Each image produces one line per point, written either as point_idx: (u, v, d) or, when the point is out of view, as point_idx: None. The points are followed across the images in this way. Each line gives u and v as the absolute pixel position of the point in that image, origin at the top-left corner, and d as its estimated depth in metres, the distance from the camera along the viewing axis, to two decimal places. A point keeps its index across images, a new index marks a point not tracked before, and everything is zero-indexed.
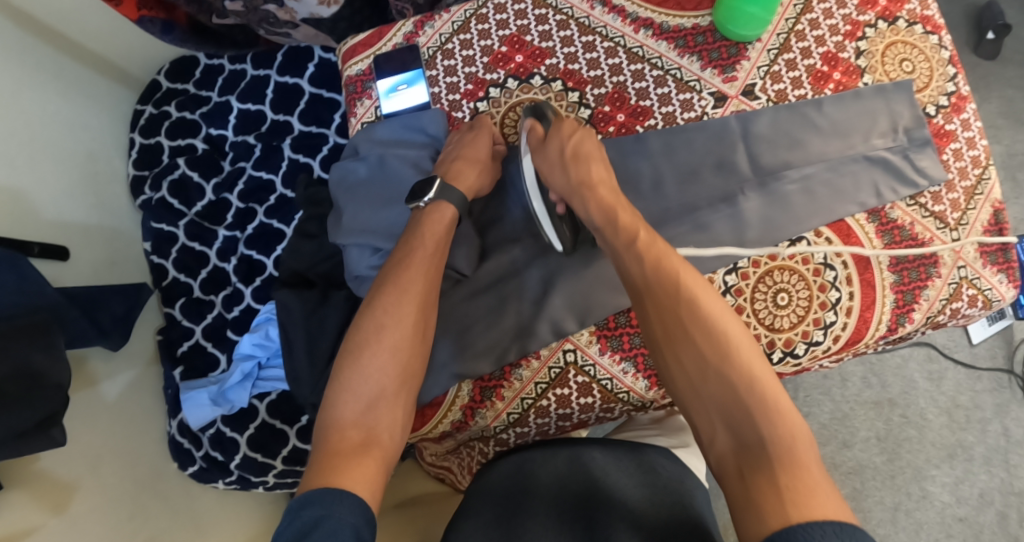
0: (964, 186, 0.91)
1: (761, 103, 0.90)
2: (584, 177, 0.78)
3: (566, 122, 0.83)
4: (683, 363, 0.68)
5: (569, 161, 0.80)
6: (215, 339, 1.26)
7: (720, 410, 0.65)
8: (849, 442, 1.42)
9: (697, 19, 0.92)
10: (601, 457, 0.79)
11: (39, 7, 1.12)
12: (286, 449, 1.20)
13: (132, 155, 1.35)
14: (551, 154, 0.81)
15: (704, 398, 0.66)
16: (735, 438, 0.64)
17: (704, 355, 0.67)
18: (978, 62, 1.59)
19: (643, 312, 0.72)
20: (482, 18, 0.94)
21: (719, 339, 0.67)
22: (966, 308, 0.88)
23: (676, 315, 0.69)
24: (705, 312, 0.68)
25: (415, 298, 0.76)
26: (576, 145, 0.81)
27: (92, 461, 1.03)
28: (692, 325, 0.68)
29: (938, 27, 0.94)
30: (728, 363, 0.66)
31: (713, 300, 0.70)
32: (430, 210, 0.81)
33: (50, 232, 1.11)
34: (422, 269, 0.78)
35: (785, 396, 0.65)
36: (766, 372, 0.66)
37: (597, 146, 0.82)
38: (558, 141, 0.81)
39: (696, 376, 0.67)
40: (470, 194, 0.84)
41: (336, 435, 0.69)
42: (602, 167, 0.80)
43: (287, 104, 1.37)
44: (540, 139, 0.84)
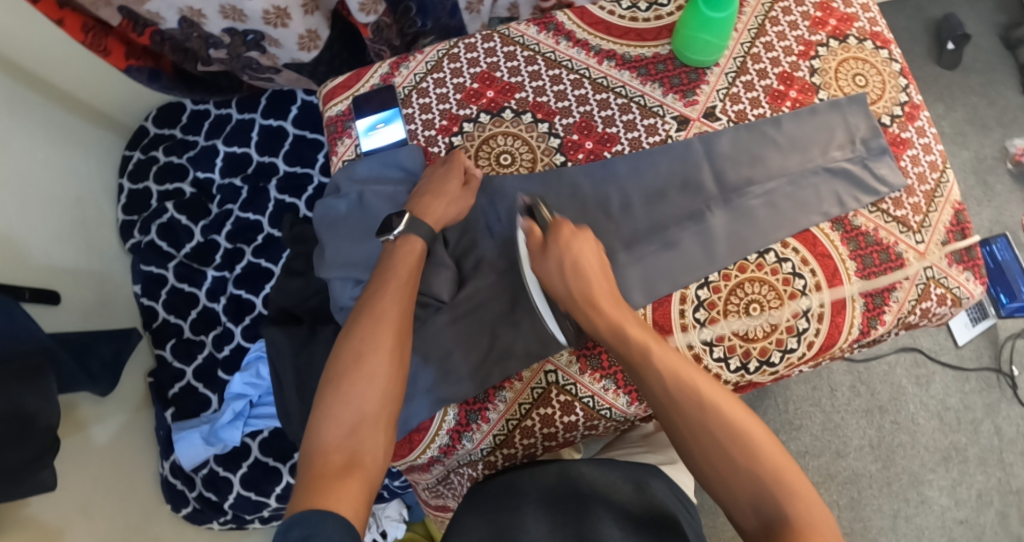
0: (924, 190, 0.94)
1: (722, 123, 0.95)
2: (587, 291, 0.79)
3: (563, 227, 0.80)
4: (707, 459, 0.68)
5: (569, 275, 0.79)
6: (206, 380, 1.29)
7: (749, 502, 0.65)
8: (842, 452, 1.43)
9: (657, 48, 0.97)
10: (588, 471, 0.83)
11: (30, 62, 1.18)
12: (280, 486, 1.23)
13: (121, 201, 1.39)
14: (551, 266, 0.80)
15: (730, 493, 0.66)
16: (765, 523, 0.64)
17: (728, 451, 0.67)
18: (941, 72, 1.65)
19: (664, 417, 0.71)
20: (454, 57, 0.98)
21: (739, 431, 0.67)
22: (936, 307, 0.91)
23: (695, 414, 0.69)
24: (722, 408, 0.69)
25: (391, 325, 0.79)
26: (574, 258, 0.79)
27: (83, 503, 1.07)
28: (713, 424, 0.68)
29: (887, 42, 0.99)
30: (754, 457, 0.66)
31: (713, 385, 0.71)
32: (401, 243, 0.85)
33: (42, 278, 1.15)
34: (397, 297, 0.81)
35: (800, 475, 0.65)
36: (786, 457, 0.66)
37: (596, 251, 0.81)
38: (556, 252, 0.80)
39: (716, 461, 0.67)
40: (438, 226, 0.88)
41: (321, 458, 0.71)
42: (601, 278, 0.80)
43: (272, 146, 1.41)
44: (537, 245, 0.81)
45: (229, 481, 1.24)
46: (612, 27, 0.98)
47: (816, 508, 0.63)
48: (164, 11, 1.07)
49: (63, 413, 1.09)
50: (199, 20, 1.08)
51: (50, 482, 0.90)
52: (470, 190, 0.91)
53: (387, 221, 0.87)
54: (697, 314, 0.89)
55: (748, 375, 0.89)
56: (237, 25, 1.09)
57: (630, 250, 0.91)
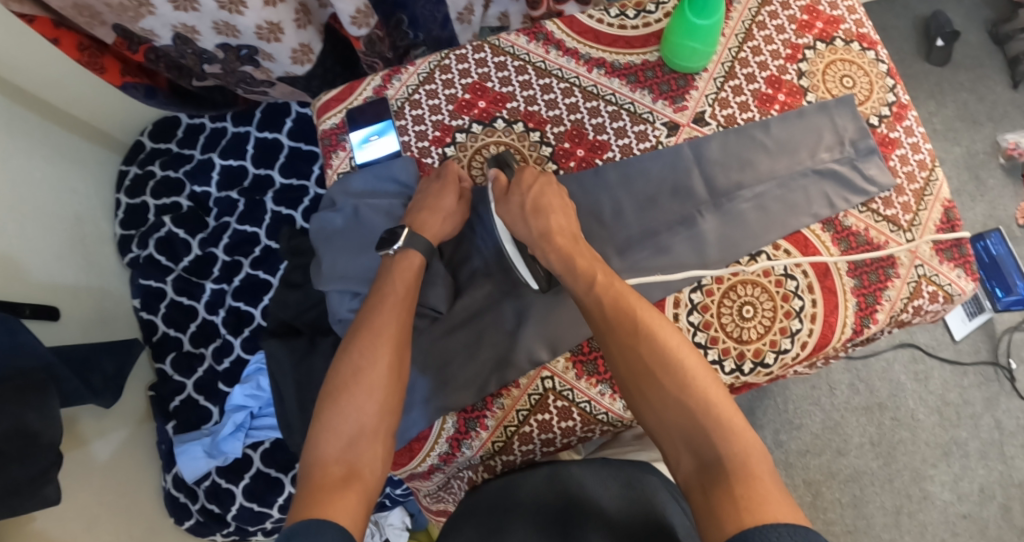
0: (913, 189, 0.95)
1: (711, 128, 0.96)
2: (546, 228, 0.83)
3: (526, 172, 0.88)
4: (646, 397, 0.71)
5: (529, 214, 0.85)
6: (206, 392, 1.31)
7: (684, 439, 0.67)
8: (843, 450, 1.43)
9: (645, 55, 0.98)
10: (578, 471, 0.83)
11: (26, 81, 1.19)
12: (282, 497, 1.24)
13: (118, 216, 1.40)
14: (512, 207, 0.86)
15: (666, 430, 0.69)
16: (698, 460, 0.66)
17: (666, 389, 0.70)
18: (931, 69, 1.66)
19: (609, 353, 0.74)
20: (445, 68, 0.99)
21: (680, 370, 0.70)
22: (928, 305, 0.92)
23: (636, 351, 0.72)
24: (664, 347, 0.72)
25: (389, 339, 0.80)
26: (537, 197, 0.86)
27: (86, 519, 1.07)
28: (653, 360, 0.71)
29: (873, 43, 1.00)
30: (692, 394, 0.69)
31: (659, 325, 0.74)
32: (399, 257, 0.86)
33: (42, 294, 1.16)
34: (394, 311, 0.82)
35: (736, 412, 0.68)
36: (726, 398, 0.69)
37: (558, 196, 0.87)
38: (519, 194, 0.86)
39: (651, 394, 0.70)
40: (436, 241, 0.89)
41: (320, 470, 0.72)
42: (561, 219, 0.85)
43: (267, 159, 1.42)
44: (503, 190, 0.88)
45: (231, 493, 1.25)
46: (601, 36, 0.99)
47: (752, 449, 0.65)
48: (157, 29, 1.07)
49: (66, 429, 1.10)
50: (193, 37, 1.09)
51: (54, 497, 0.91)
52: (464, 202, 0.92)
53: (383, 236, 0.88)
54: (690, 318, 0.90)
55: (743, 376, 0.90)
56: (231, 41, 1.11)
57: (624, 256, 0.92)
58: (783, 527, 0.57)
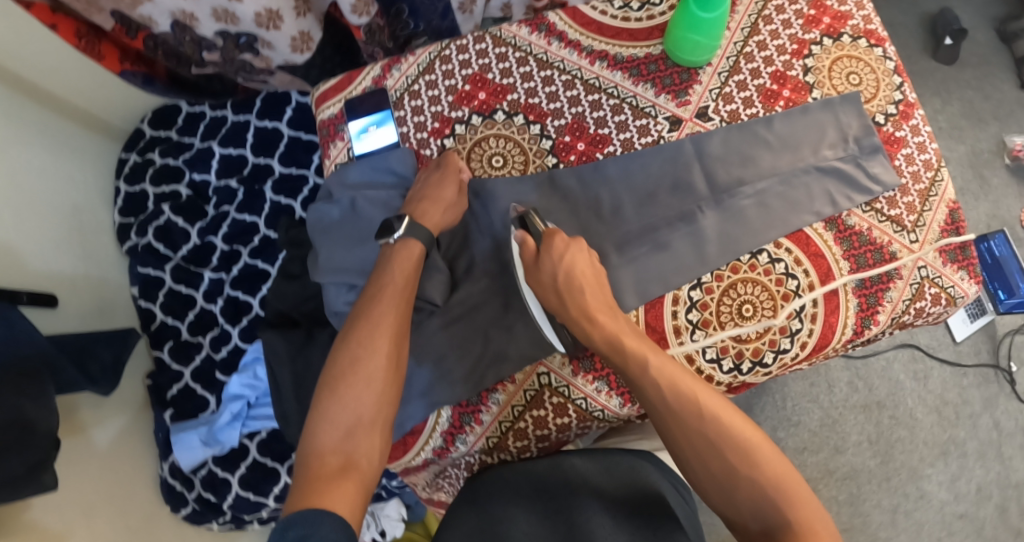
0: (918, 189, 0.94)
1: (715, 123, 0.94)
2: (583, 303, 0.81)
3: (556, 239, 0.82)
4: (711, 474, 0.70)
5: (563, 286, 0.81)
6: (204, 381, 1.30)
7: (754, 514, 0.67)
8: (841, 448, 1.43)
9: (649, 48, 0.97)
10: (580, 463, 0.82)
11: (27, 68, 1.18)
12: (278, 487, 1.23)
13: (117, 204, 1.39)
14: (543, 278, 0.82)
15: (735, 507, 0.69)
16: (766, 527, 0.67)
17: (732, 465, 0.69)
18: (937, 67, 1.64)
19: (667, 431, 0.73)
20: (446, 59, 0.98)
21: (742, 445, 0.69)
22: (930, 307, 0.91)
23: (694, 427, 0.71)
24: (719, 418, 0.71)
25: (387, 330, 0.80)
26: (567, 269, 0.81)
27: (83, 507, 1.07)
28: (716, 438, 0.70)
29: (881, 40, 0.99)
30: (758, 469, 0.68)
31: (707, 393, 0.73)
32: (399, 246, 0.85)
33: (40, 282, 1.15)
34: (394, 302, 0.81)
35: (793, 473, 0.69)
36: (788, 466, 0.69)
37: (590, 263, 0.83)
38: (548, 264, 0.82)
39: (714, 469, 0.70)
40: (436, 231, 0.89)
41: (317, 460, 0.72)
42: (595, 290, 0.82)
43: (267, 148, 1.41)
44: (532, 260, 0.83)
45: (227, 482, 1.24)
46: (604, 27, 0.98)
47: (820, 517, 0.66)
48: (156, 16, 1.06)
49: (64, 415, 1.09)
50: (192, 24, 1.08)
51: (51, 484, 0.90)
52: (463, 194, 0.92)
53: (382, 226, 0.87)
54: (689, 316, 0.89)
55: (741, 375, 0.89)
56: (230, 28, 1.10)
57: (622, 252, 0.91)
58: None
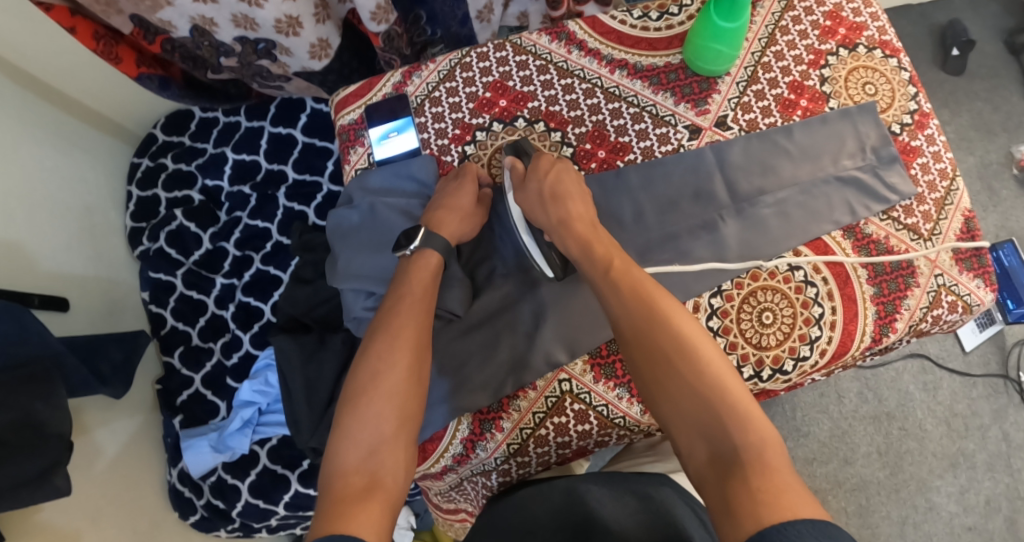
0: (934, 198, 0.96)
1: (733, 132, 0.95)
2: (567, 220, 0.83)
3: (543, 157, 0.88)
4: (659, 381, 0.71)
5: (548, 203, 0.85)
6: (214, 387, 1.31)
7: (702, 432, 0.67)
8: (850, 459, 1.49)
9: (668, 57, 0.97)
10: (597, 489, 0.82)
11: (40, 68, 1.19)
12: (288, 495, 1.24)
13: (129, 208, 1.40)
14: (530, 194, 0.86)
15: (683, 425, 0.68)
16: (711, 449, 0.66)
17: (688, 385, 0.69)
18: (946, 78, 1.67)
19: (627, 343, 0.74)
20: (466, 66, 0.98)
21: (694, 360, 0.70)
22: (947, 315, 0.92)
23: (654, 340, 0.72)
24: (682, 337, 0.72)
25: (407, 344, 0.80)
26: (553, 185, 0.86)
27: (91, 513, 1.09)
28: (675, 357, 0.71)
29: (896, 50, 1.02)
30: (716, 393, 0.68)
31: (675, 313, 0.74)
32: (415, 257, 0.86)
33: (50, 284, 1.16)
34: (413, 315, 0.82)
35: (753, 405, 0.68)
36: (744, 392, 0.68)
37: (578, 185, 0.87)
38: (535, 181, 0.86)
39: (669, 387, 0.70)
40: (453, 240, 0.88)
41: (341, 482, 0.71)
42: (580, 206, 0.85)
43: (280, 154, 1.42)
44: (519, 177, 0.88)
45: (237, 489, 1.25)
46: (623, 37, 0.98)
47: (771, 441, 0.65)
48: (175, 20, 1.08)
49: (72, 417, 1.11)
50: (211, 29, 1.09)
51: (64, 487, 0.90)
52: (482, 206, 0.92)
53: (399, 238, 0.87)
54: (710, 322, 0.88)
55: (761, 382, 0.88)
56: (249, 34, 1.11)
57: (643, 260, 0.90)
58: (803, 526, 0.56)
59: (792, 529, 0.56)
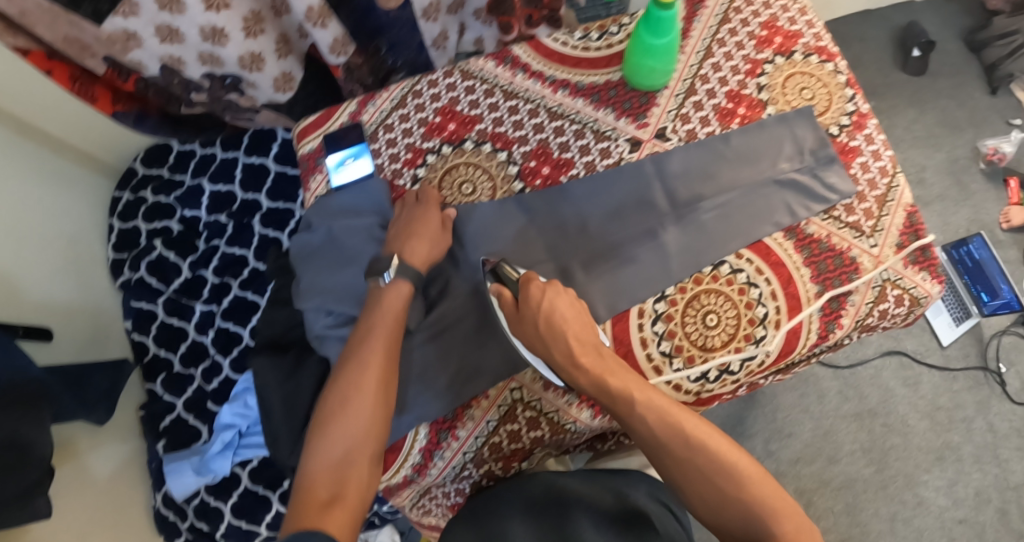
0: (875, 196, 0.98)
1: (673, 143, 0.98)
2: (572, 352, 0.82)
3: (531, 290, 0.84)
4: (706, 497, 0.75)
5: (547, 334, 0.83)
6: (196, 411, 1.41)
7: (744, 530, 0.74)
8: (835, 457, 1.50)
9: (609, 75, 1.01)
10: (574, 484, 0.87)
11: (26, 110, 1.29)
12: (270, 515, 1.35)
13: (111, 240, 1.50)
14: (527, 325, 0.84)
15: (728, 528, 0.75)
16: None
17: (725, 493, 0.75)
18: (909, 78, 1.70)
19: (662, 464, 0.78)
20: (417, 93, 1.03)
21: (731, 471, 0.75)
22: (893, 309, 0.94)
23: (693, 462, 0.76)
24: (714, 451, 0.77)
25: (377, 369, 0.83)
26: (548, 315, 0.83)
27: (79, 531, 1.19)
28: (709, 469, 0.76)
29: (832, 55, 1.06)
30: (751, 496, 0.74)
31: (702, 427, 0.78)
32: (388, 288, 0.87)
33: (35, 315, 1.26)
34: (383, 342, 0.84)
35: (784, 496, 0.75)
36: (775, 488, 0.75)
37: (572, 305, 0.84)
38: (530, 313, 0.83)
39: (715, 503, 0.75)
40: (424, 266, 0.91)
41: (305, 493, 0.76)
42: (579, 329, 0.84)
43: (254, 183, 1.50)
44: (513, 316, 0.85)
45: (220, 511, 1.37)
46: (565, 57, 1.02)
47: (802, 524, 0.73)
48: (145, 60, 1.12)
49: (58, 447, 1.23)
50: (179, 67, 1.15)
51: (44, 509, 0.98)
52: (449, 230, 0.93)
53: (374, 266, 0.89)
54: (654, 327, 0.90)
55: (709, 384, 0.89)
56: (216, 70, 1.16)
57: (588, 270, 0.92)
58: None
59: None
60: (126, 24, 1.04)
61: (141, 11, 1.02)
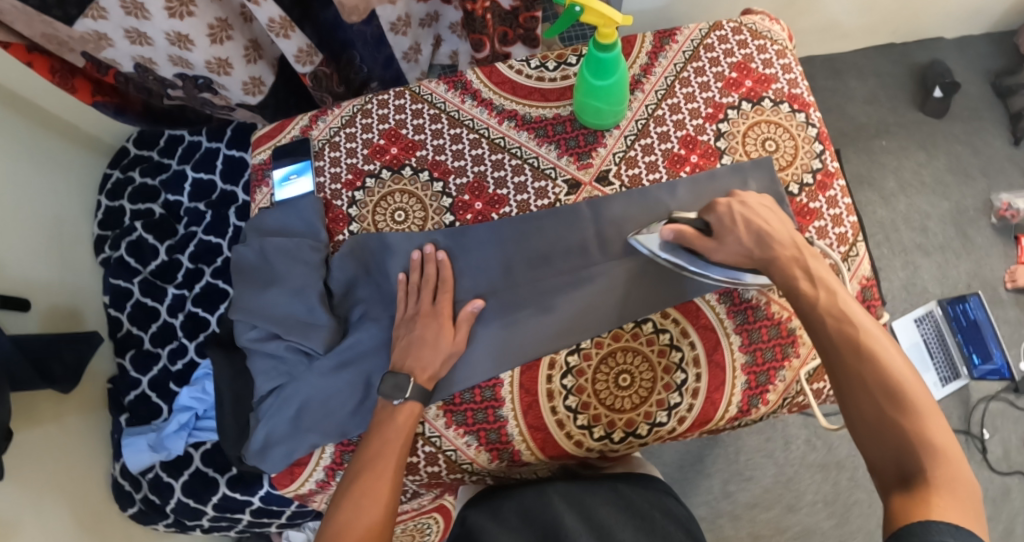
0: (830, 264, 0.93)
1: (614, 188, 0.95)
2: (770, 251, 0.79)
3: (720, 206, 0.82)
4: (859, 408, 0.69)
5: (750, 233, 0.81)
6: (159, 390, 1.40)
7: (888, 453, 0.66)
8: (794, 506, 1.41)
9: (558, 108, 0.98)
10: (564, 485, 0.84)
11: (20, 87, 1.31)
12: (216, 497, 1.31)
13: (97, 217, 1.52)
14: (729, 228, 0.81)
15: (870, 448, 0.67)
16: (899, 471, 0.65)
17: (883, 411, 0.67)
18: (926, 119, 1.60)
19: (831, 365, 0.72)
20: (366, 113, 1.02)
21: (898, 392, 0.67)
22: (826, 388, 0.90)
23: (858, 372, 0.70)
24: (887, 368, 0.69)
25: (387, 485, 0.78)
26: (751, 223, 0.81)
27: (36, 500, 1.14)
28: (875, 382, 0.68)
29: (804, 105, 1.00)
30: (909, 420, 0.66)
31: (887, 346, 0.71)
32: (399, 408, 0.83)
33: (17, 287, 1.25)
34: (393, 459, 0.80)
35: (950, 438, 0.65)
36: (946, 427, 0.66)
37: (769, 214, 0.82)
38: (729, 223, 0.81)
39: (872, 418, 0.67)
40: (431, 382, 0.85)
41: None
42: (784, 235, 0.81)
43: (233, 176, 1.52)
44: (706, 245, 0.82)
45: (170, 488, 1.33)
46: (517, 86, 1.00)
47: (963, 473, 0.63)
48: (119, 59, 1.12)
49: (21, 410, 1.16)
50: (152, 66, 1.15)
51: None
52: (460, 338, 0.87)
53: (385, 383, 0.84)
54: (564, 381, 0.87)
55: (613, 444, 0.88)
56: (187, 71, 1.17)
57: (501, 314, 0.90)
58: (946, 528, 0.58)
59: (940, 533, 0.58)
60: (97, 27, 1.04)
61: (109, 15, 1.02)
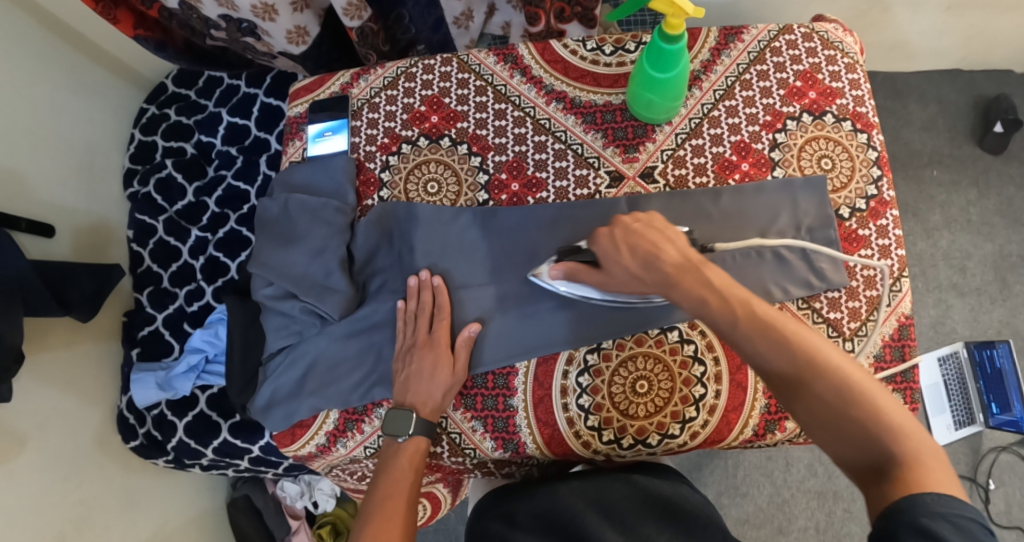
0: (868, 295, 0.89)
1: (658, 187, 0.91)
2: (664, 274, 0.71)
3: (601, 236, 0.77)
4: (807, 409, 0.62)
5: (644, 254, 0.73)
6: (172, 329, 1.36)
7: (853, 446, 0.60)
8: (784, 529, 1.38)
9: (610, 96, 0.94)
10: (574, 483, 0.80)
11: (62, 11, 1.28)
12: (217, 441, 1.25)
13: (130, 150, 1.49)
14: (621, 256, 0.75)
15: (836, 446, 0.61)
16: (869, 460, 0.59)
17: (833, 405, 0.61)
18: (982, 155, 1.53)
19: (765, 375, 0.65)
20: (410, 76, 0.98)
21: (839, 381, 0.62)
22: None
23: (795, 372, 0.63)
24: (818, 359, 0.63)
25: (398, 524, 0.76)
26: (637, 247, 0.74)
27: (41, 420, 1.10)
28: (813, 380, 0.62)
29: (868, 125, 0.94)
30: (859, 406, 0.61)
31: (807, 333, 0.65)
32: (405, 444, 0.82)
33: (41, 212, 1.23)
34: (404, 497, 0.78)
35: (900, 408, 0.61)
36: (892, 398, 0.61)
37: (650, 230, 0.75)
38: (618, 249, 0.75)
39: (824, 415, 0.62)
40: (433, 415, 0.84)
41: None
42: (674, 243, 0.74)
43: (268, 124, 1.48)
44: (598, 279, 0.78)
45: (173, 427, 1.27)
46: (569, 67, 0.95)
47: (923, 439, 0.59)
48: None
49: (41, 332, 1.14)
50: (197, 5, 1.11)
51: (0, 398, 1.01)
52: (457, 375, 0.85)
53: (387, 420, 0.83)
54: (579, 379, 0.85)
55: (620, 450, 0.85)
56: (232, 14, 1.12)
57: (523, 304, 0.88)
58: (933, 498, 0.54)
59: (930, 504, 0.54)
60: None
61: None
